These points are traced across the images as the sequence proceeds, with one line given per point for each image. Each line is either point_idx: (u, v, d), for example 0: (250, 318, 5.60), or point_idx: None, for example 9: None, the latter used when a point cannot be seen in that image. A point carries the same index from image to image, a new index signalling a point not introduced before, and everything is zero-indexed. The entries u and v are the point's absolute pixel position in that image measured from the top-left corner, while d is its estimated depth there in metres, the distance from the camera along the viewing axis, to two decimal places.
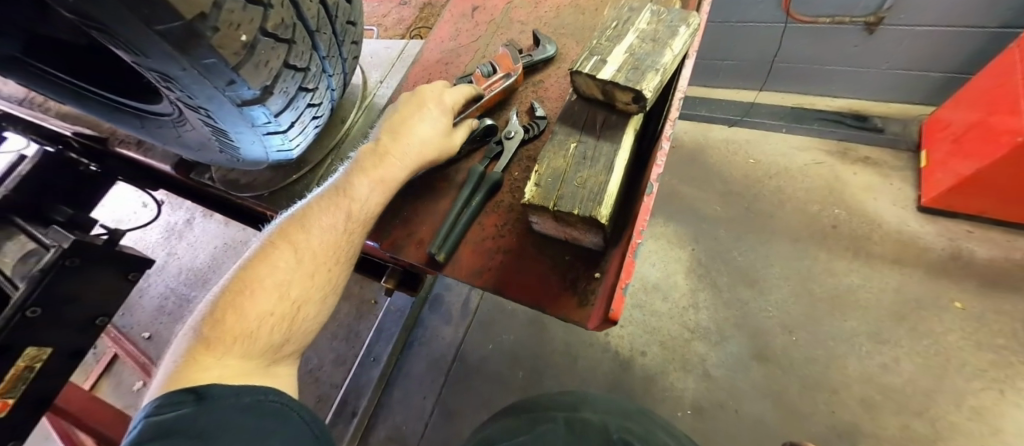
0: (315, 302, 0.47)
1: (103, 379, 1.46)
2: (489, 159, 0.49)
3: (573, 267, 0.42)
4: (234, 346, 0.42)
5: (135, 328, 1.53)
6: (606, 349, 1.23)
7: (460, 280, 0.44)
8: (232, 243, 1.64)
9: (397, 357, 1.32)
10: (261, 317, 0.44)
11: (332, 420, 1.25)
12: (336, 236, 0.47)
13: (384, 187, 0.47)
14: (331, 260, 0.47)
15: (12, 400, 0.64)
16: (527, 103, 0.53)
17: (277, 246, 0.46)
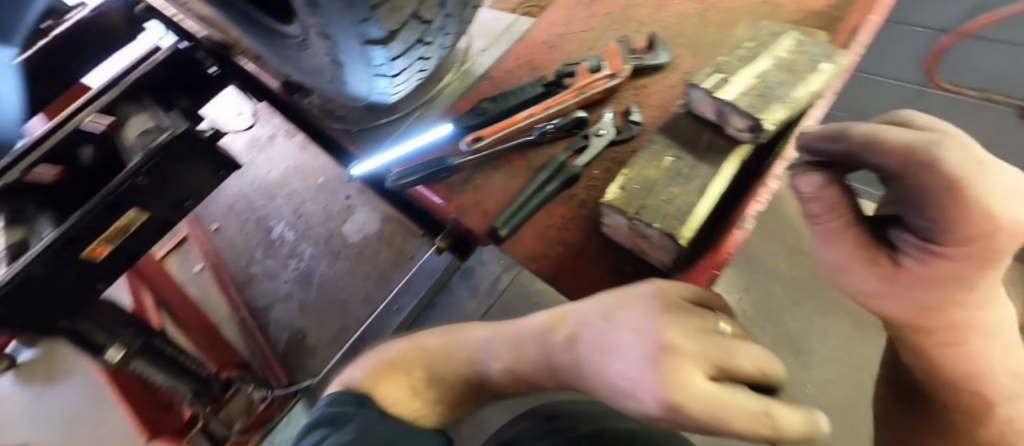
0: (449, 401, 0.58)
1: (173, 253, 1.66)
2: (573, 151, 0.48)
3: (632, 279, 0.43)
4: (391, 393, 0.55)
5: (208, 218, 1.71)
6: None
7: (515, 258, 0.46)
8: (304, 168, 1.76)
9: (418, 315, 1.42)
10: (421, 387, 0.57)
11: (349, 349, 1.41)
12: (503, 369, 0.53)
13: (525, 365, 0.52)
14: (472, 382, 0.58)
15: (109, 248, 0.68)
16: (624, 104, 0.52)
17: (433, 355, 0.59)
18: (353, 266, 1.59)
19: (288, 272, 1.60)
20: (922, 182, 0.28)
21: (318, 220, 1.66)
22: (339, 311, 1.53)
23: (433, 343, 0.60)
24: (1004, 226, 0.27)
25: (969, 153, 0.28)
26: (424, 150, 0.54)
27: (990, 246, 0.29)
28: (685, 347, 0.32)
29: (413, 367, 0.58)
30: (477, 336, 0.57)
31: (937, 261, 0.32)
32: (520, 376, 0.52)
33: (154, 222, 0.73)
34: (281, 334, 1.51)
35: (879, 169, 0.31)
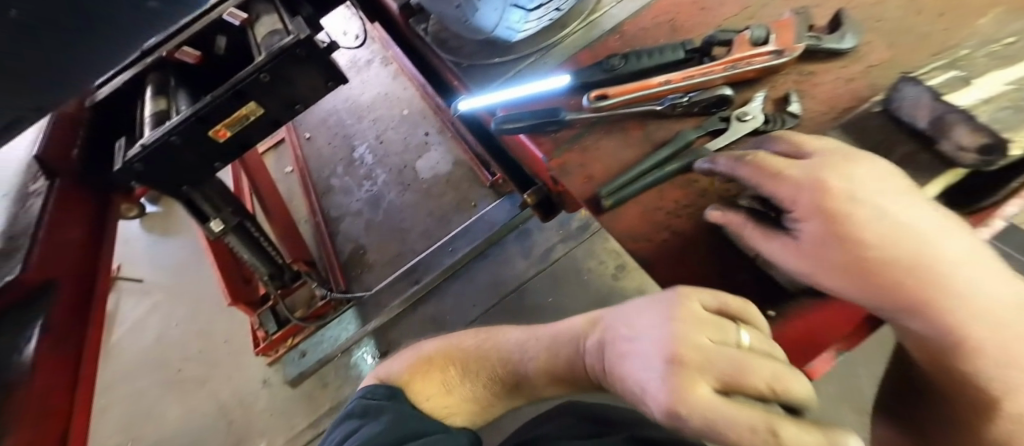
0: (476, 404, 0.59)
1: (271, 151, 1.88)
2: (706, 131, 0.43)
3: (745, 287, 0.39)
4: (425, 389, 0.56)
5: (303, 126, 1.89)
6: None
7: (614, 234, 0.42)
8: (392, 96, 1.85)
9: (469, 261, 1.44)
10: (452, 388, 0.58)
11: (399, 276, 1.46)
12: (538, 368, 0.56)
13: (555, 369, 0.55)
14: (503, 384, 0.59)
15: (230, 134, 0.84)
16: (781, 91, 0.45)
17: (465, 355, 0.60)
18: (419, 199, 1.63)
19: (361, 192, 1.70)
20: (785, 184, 0.34)
21: (397, 150, 1.74)
22: (398, 238, 1.59)
23: (468, 342, 0.62)
24: (841, 198, 0.31)
25: (817, 156, 0.34)
26: (536, 98, 0.50)
27: (841, 210, 0.31)
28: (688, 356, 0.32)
29: (444, 366, 0.59)
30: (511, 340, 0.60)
31: (818, 222, 0.31)
32: (555, 375, 0.55)
33: (268, 118, 0.85)
34: (345, 246, 1.62)
35: (762, 184, 0.36)
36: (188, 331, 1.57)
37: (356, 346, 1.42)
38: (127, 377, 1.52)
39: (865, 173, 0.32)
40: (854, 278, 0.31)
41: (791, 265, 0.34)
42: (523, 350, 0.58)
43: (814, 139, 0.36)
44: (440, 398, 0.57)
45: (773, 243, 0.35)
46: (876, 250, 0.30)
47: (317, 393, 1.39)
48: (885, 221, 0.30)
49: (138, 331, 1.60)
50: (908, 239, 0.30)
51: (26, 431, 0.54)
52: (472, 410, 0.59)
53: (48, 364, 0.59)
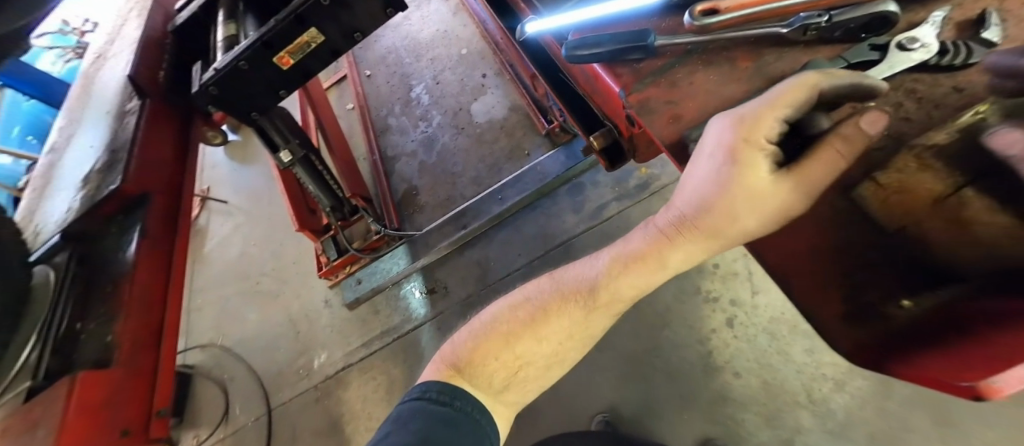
0: (535, 367, 0.53)
1: (333, 87, 1.93)
2: (847, 63, 0.33)
3: (873, 271, 0.31)
4: (472, 366, 0.52)
5: (364, 64, 1.91)
6: (704, 346, 1.14)
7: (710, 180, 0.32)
8: (452, 33, 1.80)
9: (518, 210, 1.41)
10: (507, 358, 0.51)
11: (448, 220, 1.47)
12: (613, 273, 0.46)
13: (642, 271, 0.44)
14: (569, 335, 0.51)
15: (293, 61, 0.84)
16: (973, 11, 0.32)
17: (517, 317, 0.52)
18: (472, 144, 1.58)
19: (416, 133, 1.68)
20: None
21: (454, 91, 1.69)
22: (449, 182, 1.56)
23: (535, 289, 0.53)
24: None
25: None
26: (621, 19, 0.42)
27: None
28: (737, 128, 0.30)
29: (501, 335, 0.52)
30: (568, 276, 0.51)
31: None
32: (637, 282, 0.45)
33: (327, 48, 0.85)
34: (399, 186, 1.62)
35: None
36: (261, 250, 1.69)
37: (405, 280, 1.45)
38: (211, 285, 1.69)
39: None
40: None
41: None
42: (593, 260, 0.49)
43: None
44: (507, 366, 0.52)
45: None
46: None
47: (369, 319, 1.44)
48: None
49: (223, 246, 1.75)
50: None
51: (132, 312, 0.68)
52: (540, 365, 0.53)
53: (146, 264, 0.73)
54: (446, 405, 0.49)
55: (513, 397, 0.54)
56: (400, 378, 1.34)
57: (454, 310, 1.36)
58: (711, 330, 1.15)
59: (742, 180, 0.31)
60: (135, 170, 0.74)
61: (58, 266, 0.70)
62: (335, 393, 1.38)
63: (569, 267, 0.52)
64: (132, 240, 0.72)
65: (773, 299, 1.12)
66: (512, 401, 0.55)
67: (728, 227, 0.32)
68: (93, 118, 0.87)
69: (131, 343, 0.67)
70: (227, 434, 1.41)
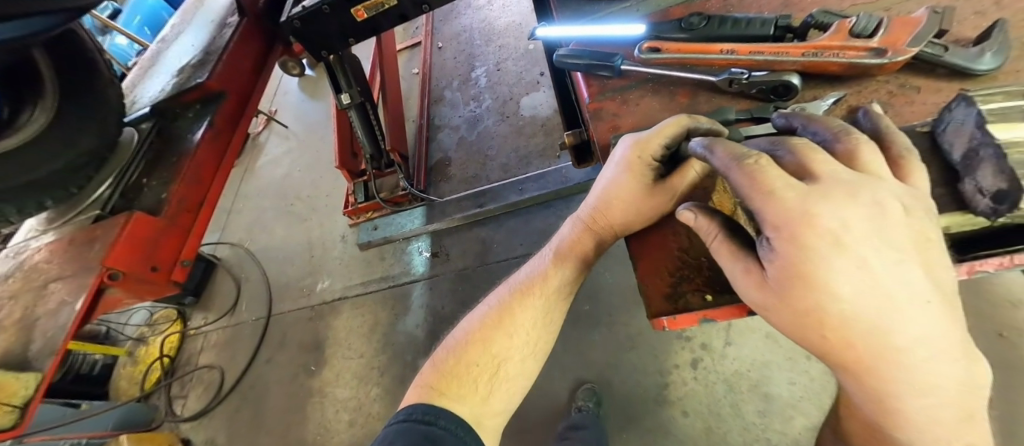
0: (513, 364, 0.47)
1: (407, 50, 2.08)
2: (751, 116, 0.41)
3: (695, 271, 0.38)
4: (449, 377, 0.47)
5: (440, 36, 2.05)
6: (662, 377, 1.07)
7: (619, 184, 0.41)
8: (525, 28, 1.90)
9: (533, 204, 1.47)
10: (481, 358, 0.47)
11: (465, 197, 1.54)
12: (559, 261, 0.48)
13: (580, 253, 0.47)
14: (542, 325, 0.47)
15: (366, 16, 0.96)
16: (865, 99, 0.40)
17: (486, 323, 0.48)
18: (512, 133, 1.67)
19: (465, 110, 1.79)
20: (775, 206, 0.27)
21: (510, 81, 1.78)
22: (480, 162, 1.65)
23: (495, 294, 0.51)
24: (822, 240, 0.26)
25: (821, 184, 0.28)
26: (608, 41, 0.50)
27: (815, 252, 0.26)
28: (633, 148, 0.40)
29: (480, 341, 0.47)
30: (522, 278, 0.50)
31: (786, 257, 0.27)
32: (583, 256, 0.47)
33: (395, 12, 0.96)
34: (436, 153, 1.74)
35: (747, 199, 0.30)
36: (303, 177, 1.86)
37: (415, 238, 1.55)
38: (255, 194, 1.88)
39: (860, 221, 0.26)
40: (801, 331, 0.28)
41: (745, 294, 0.31)
42: (542, 257, 0.50)
43: (830, 164, 0.29)
44: (487, 370, 0.46)
45: (735, 265, 0.32)
46: (843, 319, 0.26)
47: (373, 262, 1.55)
48: (856, 283, 0.25)
49: (273, 165, 1.95)
50: (873, 312, 0.25)
51: (187, 177, 0.82)
52: (520, 362, 0.47)
53: (209, 147, 0.87)
54: (431, 425, 0.42)
55: (498, 414, 0.47)
56: (383, 322, 1.41)
57: (448, 276, 1.44)
58: (673, 365, 1.08)
59: (633, 186, 0.41)
60: (221, 70, 0.89)
61: (143, 131, 0.85)
62: (326, 318, 1.48)
63: (522, 269, 0.51)
64: (201, 127, 0.86)
65: (745, 354, 1.04)
66: (502, 414, 0.47)
67: (622, 222, 0.42)
68: (197, 23, 1.03)
69: (179, 199, 0.81)
70: (228, 324, 1.55)
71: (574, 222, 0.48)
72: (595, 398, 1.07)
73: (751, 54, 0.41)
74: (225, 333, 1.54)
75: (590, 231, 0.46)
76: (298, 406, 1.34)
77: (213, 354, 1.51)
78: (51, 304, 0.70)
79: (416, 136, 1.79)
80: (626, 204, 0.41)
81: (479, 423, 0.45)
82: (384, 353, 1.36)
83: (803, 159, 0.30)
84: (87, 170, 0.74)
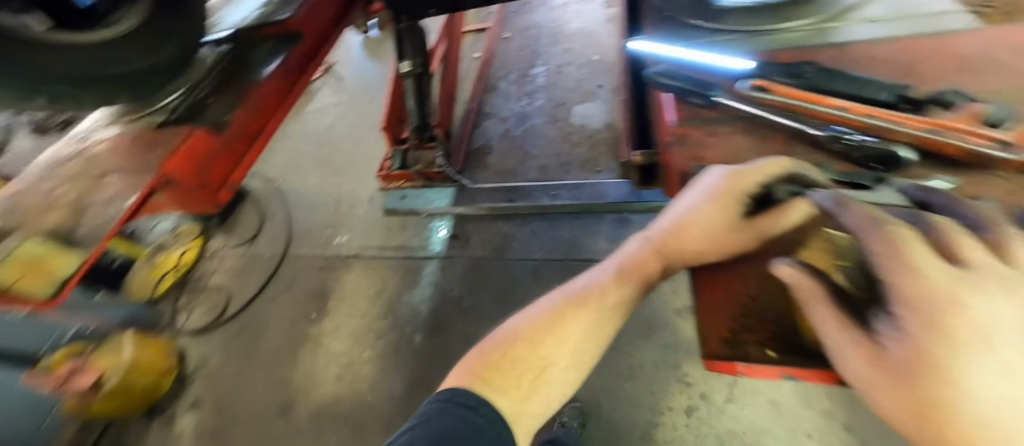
0: (558, 371, 0.46)
1: (474, 33, 2.08)
2: (850, 180, 0.40)
3: (758, 322, 0.36)
4: (493, 370, 0.46)
5: (509, 26, 2.04)
6: (653, 415, 1.06)
7: (701, 214, 0.41)
8: (595, 37, 1.88)
9: (563, 212, 1.45)
10: (527, 358, 0.46)
11: (497, 189, 1.53)
12: (617, 278, 0.47)
13: (641, 275, 0.46)
14: (592, 337, 0.46)
15: None
16: (978, 191, 0.38)
17: (536, 325, 0.47)
18: (558, 137, 1.65)
19: (517, 104, 1.79)
20: (914, 282, 0.29)
21: (569, 85, 1.78)
22: (520, 158, 1.64)
23: (546, 300, 0.50)
24: (960, 327, 0.27)
25: (973, 274, 0.29)
26: (704, 69, 0.49)
27: (952, 337, 0.27)
28: (727, 182, 0.40)
29: (526, 341, 0.47)
30: (577, 287, 0.49)
31: (915, 337, 0.28)
32: (645, 277, 0.46)
33: None
34: (479, 139, 1.73)
35: (885, 269, 0.31)
36: (344, 131, 1.88)
37: (438, 217, 1.55)
38: (295, 137, 1.91)
39: (1008, 324, 0.27)
40: (916, 421, 0.28)
41: (854, 369, 0.31)
42: (602, 270, 0.49)
43: (982, 257, 0.30)
44: (531, 370, 0.46)
45: (844, 337, 0.32)
46: (970, 417, 0.26)
47: (394, 230, 1.55)
48: (992, 385, 0.26)
49: (319, 113, 1.97)
50: (1006, 419, 0.25)
51: (252, 107, 0.80)
52: (563, 369, 0.46)
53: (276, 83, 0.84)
54: (471, 411, 0.42)
55: (533, 417, 0.46)
56: (390, 290, 1.42)
57: (463, 262, 1.43)
58: (667, 405, 1.06)
59: (716, 220, 0.40)
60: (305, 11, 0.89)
61: (217, 54, 0.80)
62: (337, 272, 1.49)
63: (579, 276, 0.51)
64: (276, 62, 0.84)
65: (744, 414, 1.02)
66: (538, 418, 0.47)
67: (694, 253, 0.41)
68: None
69: (239, 127, 0.78)
70: (245, 253, 1.58)
71: (641, 241, 0.47)
72: (581, 419, 1.07)
73: (866, 116, 0.40)
74: (237, 263, 1.57)
75: (657, 254, 0.45)
76: (288, 351, 1.36)
77: (224, 278, 1.54)
78: (94, 187, 0.61)
79: (464, 117, 1.79)
80: (704, 235, 0.41)
81: (515, 421, 0.44)
82: (382, 321, 1.37)
83: (952, 245, 0.31)
84: (162, 78, 0.70)
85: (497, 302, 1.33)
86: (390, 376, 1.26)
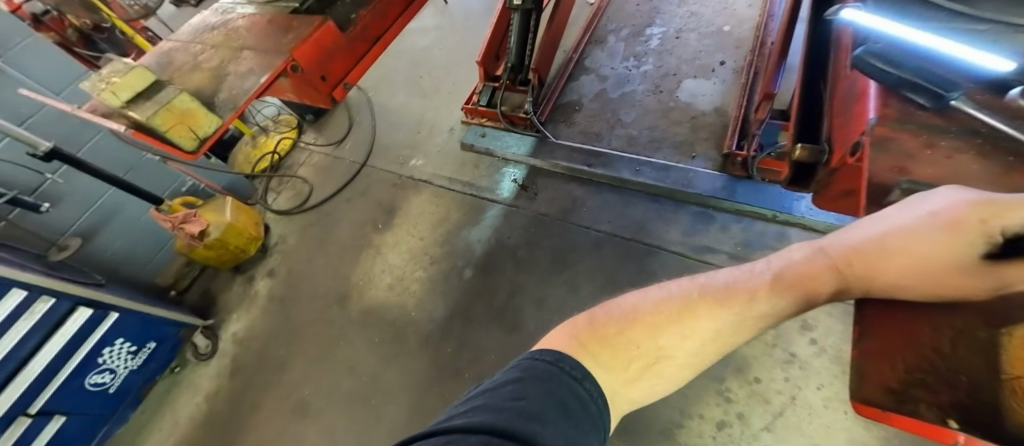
0: (672, 365, 0.38)
1: None
2: None
3: (955, 386, 0.28)
4: (602, 341, 0.38)
5: None
6: (683, 416, 1.02)
7: (921, 236, 0.32)
8: (730, 7, 1.67)
9: (643, 190, 1.37)
10: (642, 342, 0.37)
11: (579, 149, 1.46)
12: (772, 284, 0.36)
13: (804, 290, 0.35)
14: (721, 346, 0.36)
15: None
16: None
17: (660, 309, 0.38)
18: (657, 110, 1.52)
19: (622, 64, 1.65)
20: None
21: (685, 56, 1.61)
22: (611, 123, 1.54)
23: (668, 284, 0.40)
24: None
25: None
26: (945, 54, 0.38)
27: None
28: (978, 207, 0.31)
29: (640, 324, 0.38)
30: (712, 281, 0.38)
31: None
32: (807, 294, 0.35)
33: None
34: (572, 93, 1.64)
35: None
36: (439, 55, 1.85)
37: (512, 164, 1.51)
38: (393, 53, 1.91)
39: None
40: None
41: None
42: (751, 271, 0.38)
43: None
44: (643, 356, 0.37)
45: None
46: None
47: (466, 165, 1.54)
48: None
49: (419, 33, 1.95)
50: None
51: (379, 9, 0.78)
52: (680, 366, 0.38)
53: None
54: (576, 383, 0.34)
55: (629, 404, 0.39)
56: (451, 222, 1.43)
57: (526, 214, 1.41)
58: (700, 412, 1.01)
59: (940, 248, 0.31)
60: None
61: None
62: (405, 192, 1.52)
63: (713, 272, 0.39)
64: None
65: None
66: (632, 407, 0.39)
67: (894, 280, 0.32)
68: None
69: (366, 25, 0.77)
70: (331, 153, 1.65)
71: (815, 250, 0.36)
72: None
73: None
74: (318, 161, 1.64)
75: (837, 271, 0.34)
76: (345, 253, 1.43)
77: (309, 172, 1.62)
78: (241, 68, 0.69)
79: (562, 66, 1.69)
80: (919, 261, 0.32)
81: (610, 403, 0.36)
82: (437, 250, 1.39)
83: None
84: None
85: (551, 262, 1.30)
86: (432, 302, 1.30)
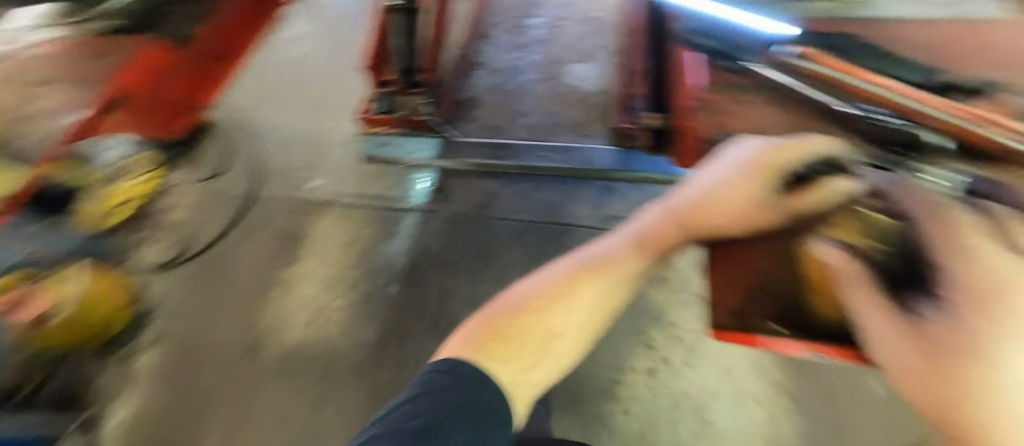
0: (563, 343, 0.44)
1: None
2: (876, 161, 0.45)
3: (771, 298, 0.44)
4: (500, 336, 0.42)
5: None
6: (616, 374, 1.10)
7: (732, 185, 0.43)
8: None
9: (549, 174, 1.42)
10: (536, 327, 0.43)
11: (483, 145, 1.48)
12: (633, 246, 0.47)
13: (656, 244, 0.47)
14: (598, 313, 0.45)
15: None
16: None
17: (547, 293, 0.45)
18: (550, 96, 1.59)
19: (511, 56, 1.70)
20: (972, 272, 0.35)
21: (567, 42, 1.70)
22: (509, 114, 1.58)
23: (553, 268, 0.48)
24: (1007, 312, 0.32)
25: None
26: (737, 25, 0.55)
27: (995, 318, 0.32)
28: (763, 158, 0.43)
29: (533, 310, 0.44)
30: (591, 253, 0.47)
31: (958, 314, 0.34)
32: (660, 245, 0.47)
33: None
34: (468, 90, 1.65)
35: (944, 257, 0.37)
36: (320, 65, 1.73)
37: (421, 169, 1.48)
38: (268, 68, 1.76)
39: None
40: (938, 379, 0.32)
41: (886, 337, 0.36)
42: (619, 236, 0.49)
43: None
44: (538, 340, 0.43)
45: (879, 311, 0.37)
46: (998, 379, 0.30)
47: (372, 177, 1.49)
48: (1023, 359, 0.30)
49: (294, 43, 1.81)
50: None
51: None
52: (569, 341, 0.44)
53: None
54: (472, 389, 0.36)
55: (532, 391, 0.43)
56: (366, 239, 1.38)
57: (442, 216, 1.40)
58: (631, 367, 1.10)
59: (745, 192, 0.43)
60: None
61: None
62: (311, 215, 1.43)
63: (589, 247, 0.49)
64: None
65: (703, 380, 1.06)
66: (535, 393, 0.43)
67: (718, 222, 0.44)
68: None
69: None
70: (214, 189, 1.49)
71: (660, 211, 0.47)
72: None
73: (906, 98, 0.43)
74: (201, 198, 1.48)
75: (676, 225, 0.46)
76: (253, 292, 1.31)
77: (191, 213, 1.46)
78: None
79: (453, 63, 1.69)
80: (731, 204, 0.44)
81: (514, 392, 0.40)
82: (356, 269, 1.34)
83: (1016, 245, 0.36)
84: None
85: (474, 259, 1.32)
86: (361, 323, 1.25)
